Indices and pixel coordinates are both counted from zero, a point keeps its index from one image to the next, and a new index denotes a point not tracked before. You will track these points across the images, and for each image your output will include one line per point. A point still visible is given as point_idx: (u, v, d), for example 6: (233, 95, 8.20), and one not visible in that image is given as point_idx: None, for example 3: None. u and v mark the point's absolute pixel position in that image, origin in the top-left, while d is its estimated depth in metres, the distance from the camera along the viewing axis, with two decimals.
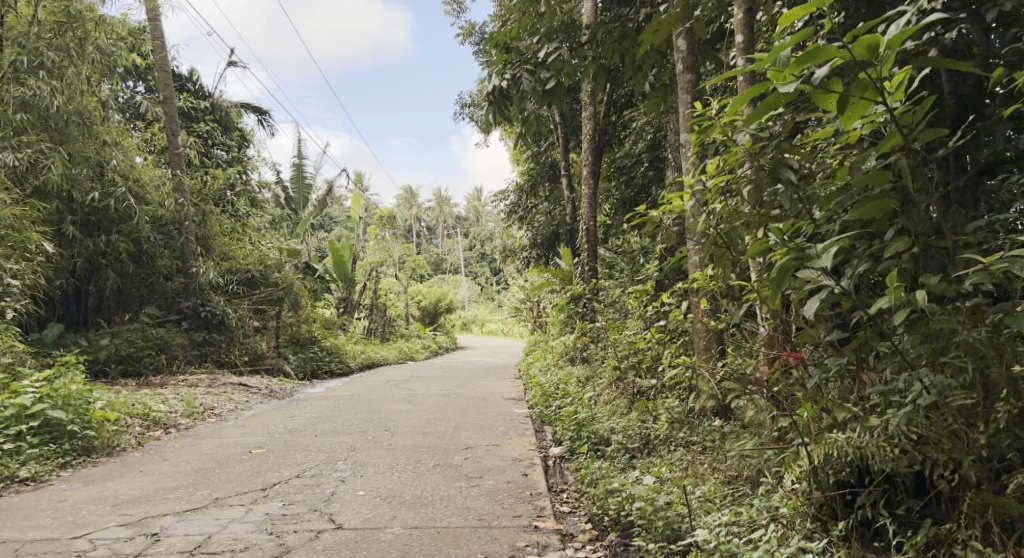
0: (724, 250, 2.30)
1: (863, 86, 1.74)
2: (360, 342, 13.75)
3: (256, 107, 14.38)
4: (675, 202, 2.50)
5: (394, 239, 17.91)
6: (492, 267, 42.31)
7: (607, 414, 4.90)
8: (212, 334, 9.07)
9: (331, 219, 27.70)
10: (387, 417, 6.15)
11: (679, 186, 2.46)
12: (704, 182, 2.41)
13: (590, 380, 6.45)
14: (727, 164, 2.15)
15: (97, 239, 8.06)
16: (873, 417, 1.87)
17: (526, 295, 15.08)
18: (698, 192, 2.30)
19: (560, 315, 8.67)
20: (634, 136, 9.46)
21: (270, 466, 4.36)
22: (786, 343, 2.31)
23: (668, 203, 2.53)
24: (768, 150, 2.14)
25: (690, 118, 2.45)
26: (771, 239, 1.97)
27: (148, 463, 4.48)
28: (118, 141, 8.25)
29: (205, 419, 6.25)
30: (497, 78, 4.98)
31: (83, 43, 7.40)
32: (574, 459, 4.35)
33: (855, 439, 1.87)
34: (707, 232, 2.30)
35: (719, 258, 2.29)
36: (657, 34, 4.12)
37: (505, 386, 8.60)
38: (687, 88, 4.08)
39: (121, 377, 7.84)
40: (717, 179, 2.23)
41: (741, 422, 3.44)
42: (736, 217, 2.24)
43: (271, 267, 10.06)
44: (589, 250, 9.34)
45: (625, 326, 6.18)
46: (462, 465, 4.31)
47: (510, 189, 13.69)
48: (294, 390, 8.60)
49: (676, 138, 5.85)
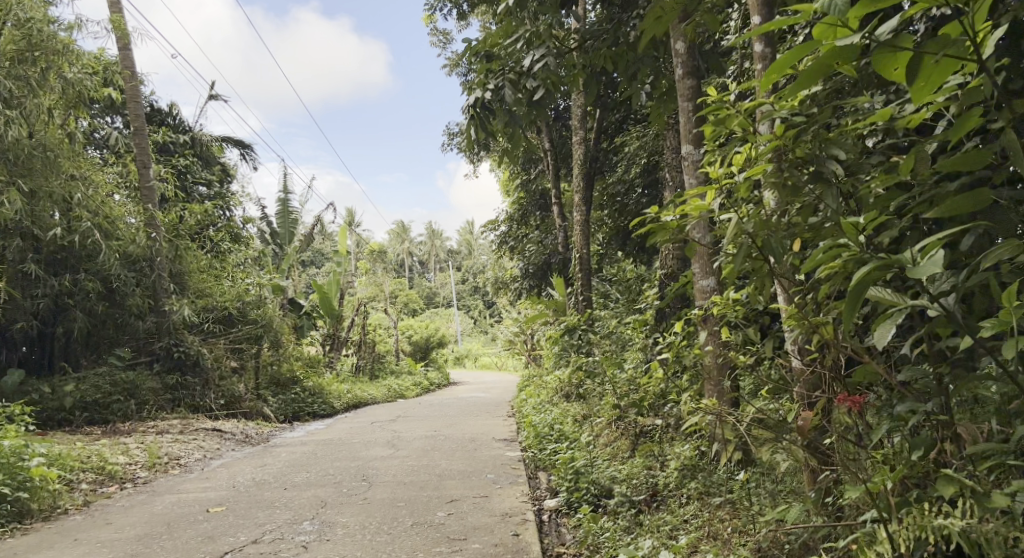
0: (762, 265, 1.88)
1: (943, 42, 1.27)
2: (347, 381, 13.16)
3: (239, 141, 14.03)
4: (694, 205, 2.06)
5: (385, 274, 17.53)
6: (486, 301, 41.78)
7: (607, 459, 4.42)
8: (187, 377, 8.48)
9: (318, 254, 27.38)
10: (368, 464, 5.63)
11: (692, 187, 2.01)
12: (729, 178, 2.00)
13: (588, 419, 5.97)
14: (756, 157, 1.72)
15: (61, 279, 7.50)
16: (991, 492, 1.40)
17: (520, 329, 14.61)
18: (714, 191, 1.89)
19: (554, 348, 8.20)
20: (626, 161, 9.08)
21: (226, 529, 3.79)
22: (839, 382, 1.88)
23: (686, 210, 2.08)
24: (806, 138, 1.74)
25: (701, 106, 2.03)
26: (838, 245, 1.49)
27: (87, 528, 3.89)
28: (88, 176, 7.75)
29: (167, 471, 5.61)
30: (478, 90, 4.47)
31: (45, 74, 6.93)
32: (573, 514, 3.85)
33: (970, 524, 1.41)
34: (741, 242, 1.84)
35: (757, 272, 1.81)
36: (660, 21, 3.60)
37: (497, 426, 8.08)
38: (689, 94, 3.86)
39: (85, 426, 7.24)
40: (749, 170, 1.76)
41: (764, 472, 2.99)
42: (777, 220, 1.76)
43: (249, 304, 9.55)
44: (584, 279, 8.92)
45: (623, 361, 5.72)
46: (444, 524, 3.77)
47: (500, 220, 13.33)
48: (271, 435, 8.01)
49: (673, 156, 5.48)
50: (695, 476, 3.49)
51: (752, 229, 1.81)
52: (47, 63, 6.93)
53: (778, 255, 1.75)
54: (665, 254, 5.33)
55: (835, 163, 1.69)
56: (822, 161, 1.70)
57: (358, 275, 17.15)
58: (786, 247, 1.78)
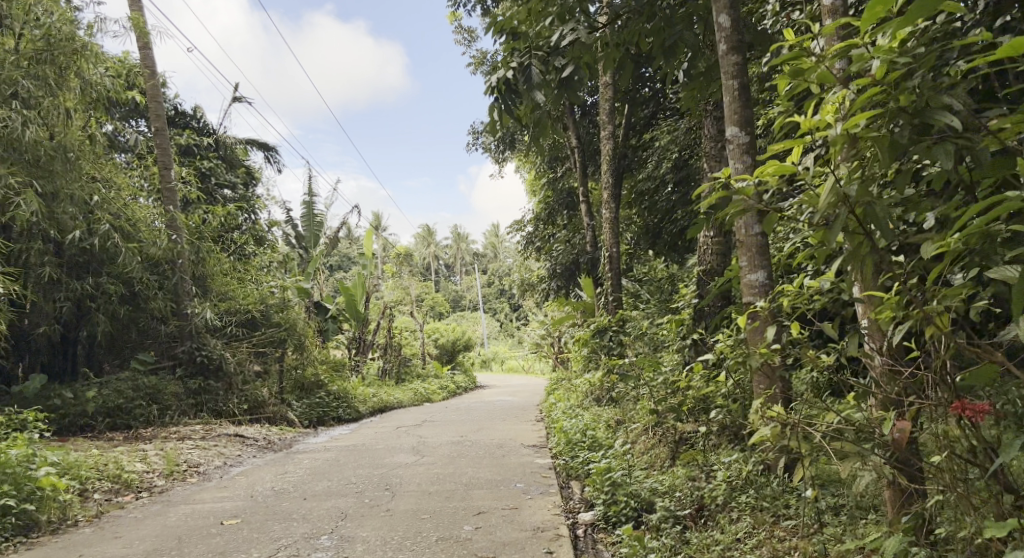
0: (860, 240, 1.68)
1: None
2: (373, 385, 12.96)
3: (262, 144, 13.94)
4: (773, 168, 1.83)
5: (410, 277, 17.35)
6: (512, 303, 41.50)
7: (645, 469, 4.14)
8: (209, 381, 8.32)
9: (342, 258, 27.44)
10: (390, 472, 5.38)
11: (776, 143, 1.80)
12: (813, 136, 1.76)
13: (622, 425, 5.68)
14: (860, 96, 1.57)
15: (84, 282, 7.24)
16: None
17: (548, 331, 14.29)
18: (792, 140, 1.72)
19: (584, 350, 7.89)
20: (656, 155, 8.73)
21: (239, 544, 3.53)
22: (948, 387, 1.64)
23: (767, 172, 1.85)
24: (912, 84, 1.58)
25: (779, 56, 1.87)
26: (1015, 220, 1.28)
27: (96, 541, 3.63)
28: (109, 178, 7.55)
29: (185, 479, 5.32)
30: (502, 70, 4.10)
31: (64, 74, 6.64)
32: (611, 530, 3.54)
33: None
34: (835, 211, 1.63)
35: (856, 253, 1.68)
36: None
37: (525, 430, 7.81)
38: (733, 72, 3.54)
39: (107, 431, 7.08)
40: (851, 121, 1.57)
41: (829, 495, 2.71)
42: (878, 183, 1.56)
43: (272, 307, 9.41)
44: (614, 279, 8.57)
45: (659, 362, 5.40)
46: (471, 540, 3.48)
47: (526, 221, 13.06)
48: (294, 440, 7.81)
49: (709, 145, 5.17)
50: (746, 489, 3.21)
51: (850, 193, 1.60)
52: (67, 63, 6.64)
53: (883, 225, 1.58)
54: (703, 249, 5.01)
55: (948, 115, 1.51)
56: (933, 113, 1.53)
57: (384, 279, 16.98)
58: (890, 216, 1.57)
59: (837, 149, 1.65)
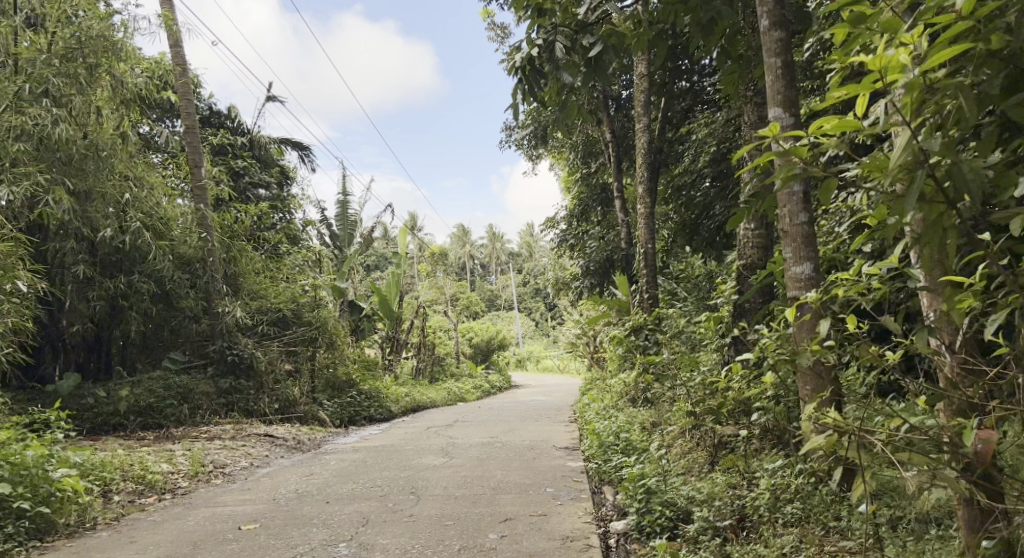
0: (941, 211, 1.44)
1: None
2: (406, 384, 12.87)
3: (296, 144, 13.99)
4: (832, 125, 1.56)
5: (446, 277, 17.27)
6: (548, 303, 41.21)
7: (681, 474, 3.88)
8: (240, 380, 8.31)
9: (378, 257, 27.65)
10: (416, 475, 5.22)
11: (839, 93, 1.53)
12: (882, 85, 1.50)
13: (658, 428, 5.42)
14: (947, 32, 1.33)
15: (117, 280, 7.26)
16: None
17: (583, 330, 14.01)
18: (858, 86, 1.46)
19: (618, 349, 7.62)
20: (693, 149, 8.40)
21: (253, 551, 3.40)
22: None
23: (824, 129, 1.59)
24: (1005, 24, 1.36)
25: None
26: None
27: (110, 546, 3.53)
28: (142, 177, 7.57)
29: (209, 480, 5.24)
30: (525, 48, 3.86)
31: (94, 73, 6.63)
32: (645, 541, 3.29)
33: None
34: (914, 174, 1.39)
35: (936, 226, 1.44)
36: None
37: (558, 432, 7.58)
38: (776, 50, 3.26)
39: (139, 430, 7.10)
40: (940, 58, 1.32)
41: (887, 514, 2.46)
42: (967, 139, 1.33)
43: (304, 306, 9.34)
44: (648, 275, 8.28)
45: (697, 361, 5.12)
46: (495, 549, 3.28)
47: (560, 218, 12.81)
48: (323, 440, 7.71)
49: (748, 132, 4.87)
50: (792, 500, 2.95)
51: (934, 151, 1.36)
52: (97, 61, 6.62)
53: (976, 190, 1.34)
54: (741, 243, 4.70)
55: None
56: None
57: (418, 278, 16.94)
58: (983, 178, 1.34)
59: (915, 98, 1.41)
